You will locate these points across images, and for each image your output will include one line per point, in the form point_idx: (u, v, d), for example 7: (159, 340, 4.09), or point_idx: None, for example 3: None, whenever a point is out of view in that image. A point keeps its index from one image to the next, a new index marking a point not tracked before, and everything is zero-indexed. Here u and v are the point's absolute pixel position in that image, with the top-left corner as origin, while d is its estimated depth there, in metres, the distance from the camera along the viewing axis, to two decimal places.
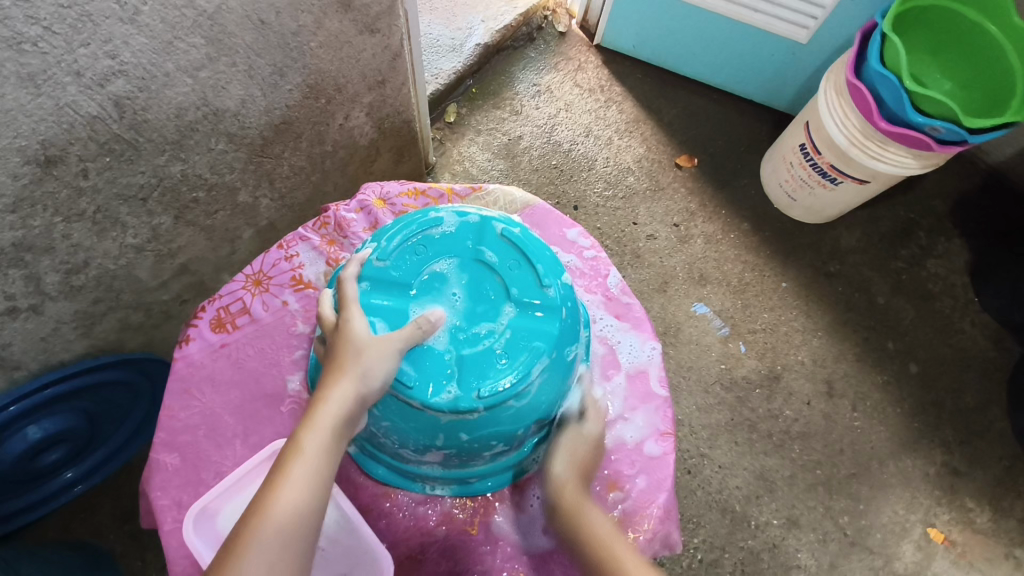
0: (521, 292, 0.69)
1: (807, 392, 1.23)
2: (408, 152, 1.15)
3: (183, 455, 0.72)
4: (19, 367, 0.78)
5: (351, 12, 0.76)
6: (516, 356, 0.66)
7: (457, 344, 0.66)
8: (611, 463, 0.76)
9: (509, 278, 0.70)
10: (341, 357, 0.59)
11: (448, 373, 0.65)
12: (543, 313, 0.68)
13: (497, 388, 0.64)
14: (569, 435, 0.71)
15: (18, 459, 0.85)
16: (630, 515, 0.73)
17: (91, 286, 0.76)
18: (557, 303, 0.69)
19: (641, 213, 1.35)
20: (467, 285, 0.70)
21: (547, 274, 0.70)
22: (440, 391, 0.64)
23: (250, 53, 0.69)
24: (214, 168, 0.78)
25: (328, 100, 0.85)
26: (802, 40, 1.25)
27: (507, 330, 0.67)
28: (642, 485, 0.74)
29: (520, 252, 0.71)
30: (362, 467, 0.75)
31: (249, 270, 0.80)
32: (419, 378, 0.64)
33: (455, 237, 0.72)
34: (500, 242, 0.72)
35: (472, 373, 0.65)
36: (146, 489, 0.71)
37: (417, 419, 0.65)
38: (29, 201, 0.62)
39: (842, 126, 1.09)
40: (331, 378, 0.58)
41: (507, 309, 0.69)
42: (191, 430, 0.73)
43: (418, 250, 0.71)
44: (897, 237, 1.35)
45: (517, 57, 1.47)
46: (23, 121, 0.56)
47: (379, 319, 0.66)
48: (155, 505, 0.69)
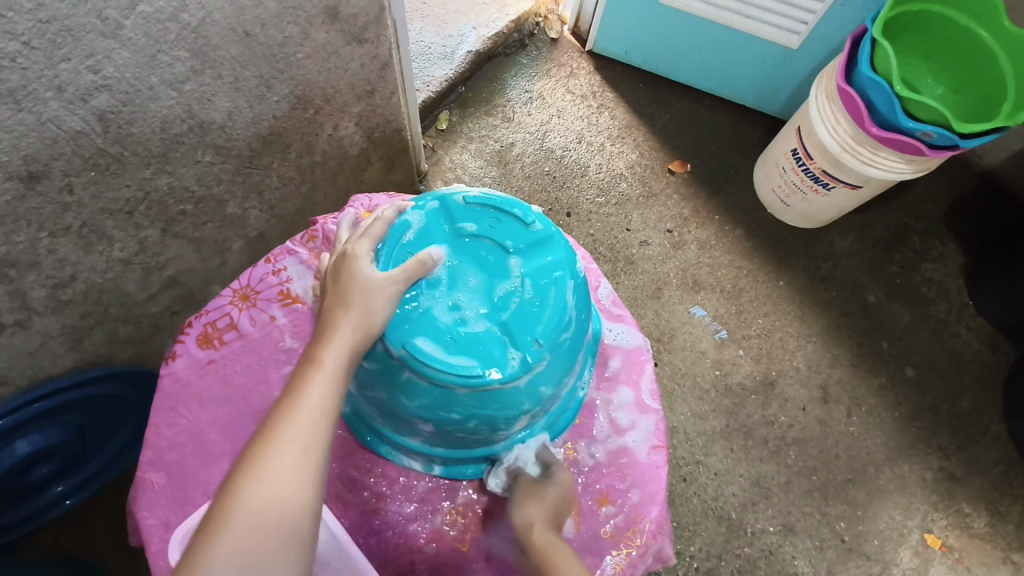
0: (518, 243, 0.69)
1: (802, 398, 1.23)
2: (399, 161, 1.15)
3: (169, 473, 0.69)
4: (6, 382, 0.78)
5: (338, 23, 0.76)
6: (546, 295, 0.67)
7: (496, 313, 0.66)
8: (602, 477, 0.74)
9: (498, 234, 0.70)
10: (350, 288, 0.59)
11: (503, 342, 0.65)
12: (542, 248, 0.69)
13: (553, 332, 0.65)
14: (528, 483, 0.69)
15: (7, 473, 0.85)
16: (621, 530, 0.71)
17: (78, 300, 0.76)
18: (548, 237, 0.70)
19: (634, 219, 1.35)
20: (467, 262, 0.68)
21: (527, 214, 0.70)
22: (508, 366, 0.63)
23: (235, 65, 0.68)
24: (202, 180, 0.77)
25: (316, 111, 0.85)
26: (792, 46, 1.25)
27: (525, 280, 0.67)
28: (635, 499, 0.73)
29: (495, 211, 0.71)
30: (455, 477, 0.74)
31: (236, 285, 0.78)
32: (483, 361, 0.63)
33: (430, 228, 0.69)
34: (470, 210, 0.70)
35: (523, 332, 0.65)
36: (132, 508, 0.68)
37: (498, 400, 0.65)
38: (13, 216, 0.61)
39: (834, 131, 1.09)
40: (342, 308, 0.58)
41: (513, 262, 0.69)
42: (178, 448, 0.70)
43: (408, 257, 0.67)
44: (890, 241, 1.35)
45: (509, 64, 1.47)
46: (5, 137, 0.55)
47: (417, 337, 0.63)
48: (140, 525, 0.66)
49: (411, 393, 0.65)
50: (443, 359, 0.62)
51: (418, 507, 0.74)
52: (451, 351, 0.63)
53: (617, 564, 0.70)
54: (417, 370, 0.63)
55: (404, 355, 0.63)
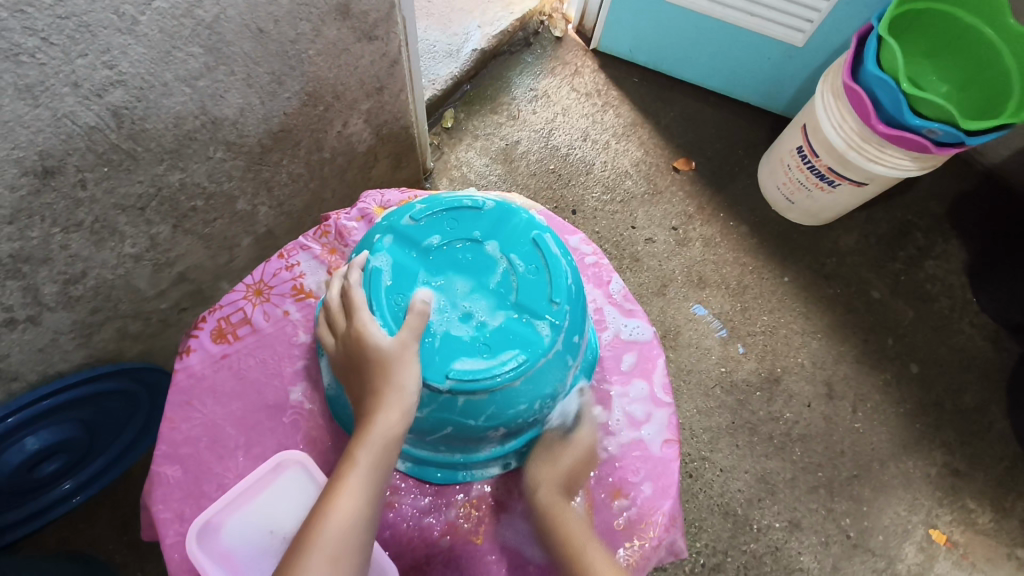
0: (483, 231, 0.66)
1: (807, 394, 1.23)
2: (406, 159, 1.15)
3: (184, 466, 0.68)
4: (17, 377, 0.78)
5: (349, 20, 0.76)
6: (534, 258, 0.65)
7: (503, 299, 0.63)
8: (615, 470, 0.71)
9: (462, 232, 0.66)
10: (377, 369, 0.57)
11: (526, 319, 0.62)
12: (508, 222, 0.67)
13: (561, 286, 0.63)
14: (547, 438, 0.69)
15: (16, 469, 0.85)
16: (633, 523, 0.68)
17: (89, 296, 0.76)
18: (505, 212, 0.67)
19: (639, 216, 1.35)
20: (452, 272, 0.64)
21: (474, 199, 0.67)
22: (544, 339, 0.61)
23: (248, 61, 0.68)
24: (213, 176, 0.78)
25: (326, 108, 0.85)
26: (798, 44, 1.25)
27: (511, 256, 0.65)
28: (647, 492, 0.69)
29: (447, 213, 0.67)
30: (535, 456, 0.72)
31: (249, 279, 0.76)
32: (522, 346, 0.61)
33: (401, 261, 0.65)
34: (423, 224, 0.66)
35: (534, 302, 0.63)
36: (146, 502, 0.67)
37: (546, 374, 0.62)
38: (27, 212, 0.61)
39: (839, 128, 1.09)
40: (374, 396, 0.56)
41: (491, 246, 0.66)
42: (192, 442, 0.69)
43: (399, 300, 0.62)
44: (894, 239, 1.36)
45: (513, 62, 1.47)
46: (21, 132, 0.55)
47: (453, 361, 0.60)
48: (155, 519, 0.65)
49: (473, 414, 0.61)
50: (491, 363, 0.59)
51: (432, 500, 0.71)
52: (492, 352, 0.60)
53: (630, 556, 0.66)
54: (473, 390, 0.59)
55: (452, 385, 0.59)
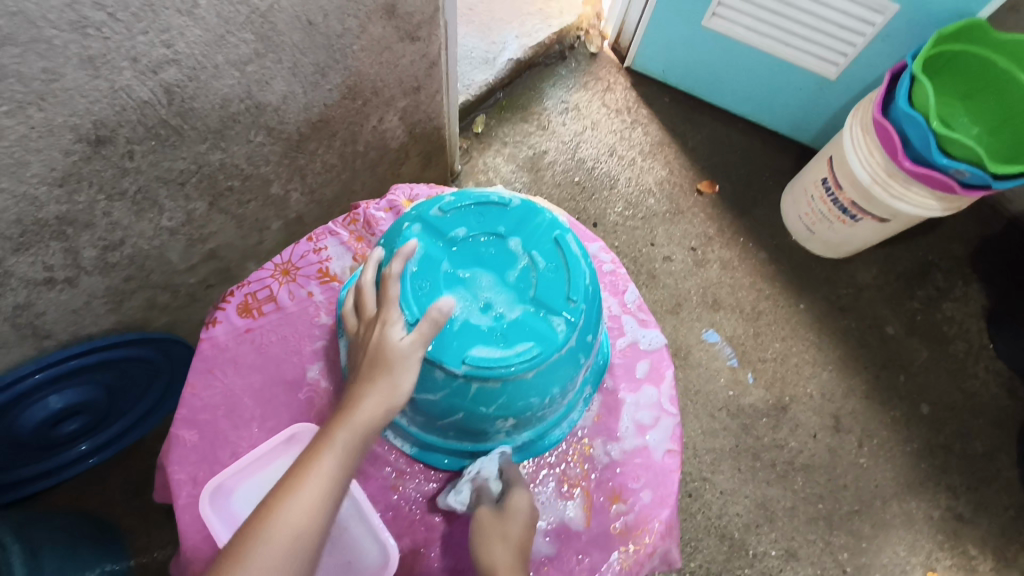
0: (507, 227, 0.67)
1: (813, 425, 1.23)
2: (435, 159, 1.18)
3: (201, 432, 0.70)
4: (49, 336, 0.81)
5: (394, 20, 0.79)
6: (555, 258, 0.65)
7: (523, 293, 0.64)
8: (615, 474, 0.70)
9: (487, 227, 0.67)
10: (379, 362, 0.57)
11: (542, 315, 0.63)
12: (532, 221, 0.67)
13: (579, 285, 0.64)
14: (481, 520, 0.60)
15: (39, 425, 0.89)
16: (629, 530, 0.67)
17: (124, 263, 0.79)
18: (529, 212, 0.68)
19: (659, 234, 1.37)
20: (475, 264, 0.65)
21: (502, 197, 0.68)
22: (558, 335, 0.62)
23: (295, 51, 0.71)
24: (251, 159, 0.81)
25: (364, 102, 0.88)
26: (830, 77, 1.26)
27: (533, 253, 0.65)
28: (646, 499, 0.68)
29: (473, 208, 0.68)
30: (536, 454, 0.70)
31: (278, 259, 0.78)
32: (538, 340, 0.61)
33: (428, 250, 0.65)
34: (451, 217, 0.67)
35: (551, 298, 0.63)
36: (163, 463, 0.69)
37: (558, 370, 0.63)
38: (76, 176, 0.64)
39: (865, 163, 1.10)
40: (367, 384, 0.56)
41: (514, 243, 0.66)
42: (211, 409, 0.71)
43: (424, 286, 0.63)
44: (913, 277, 1.35)
45: (547, 73, 1.50)
46: (79, 100, 0.58)
47: (470, 347, 0.60)
48: (170, 480, 0.67)
49: (485, 401, 0.62)
50: (507, 353, 0.60)
51: (435, 487, 0.72)
52: (507, 342, 0.61)
53: (624, 560, 0.66)
54: (486, 377, 0.60)
55: (468, 370, 0.60)
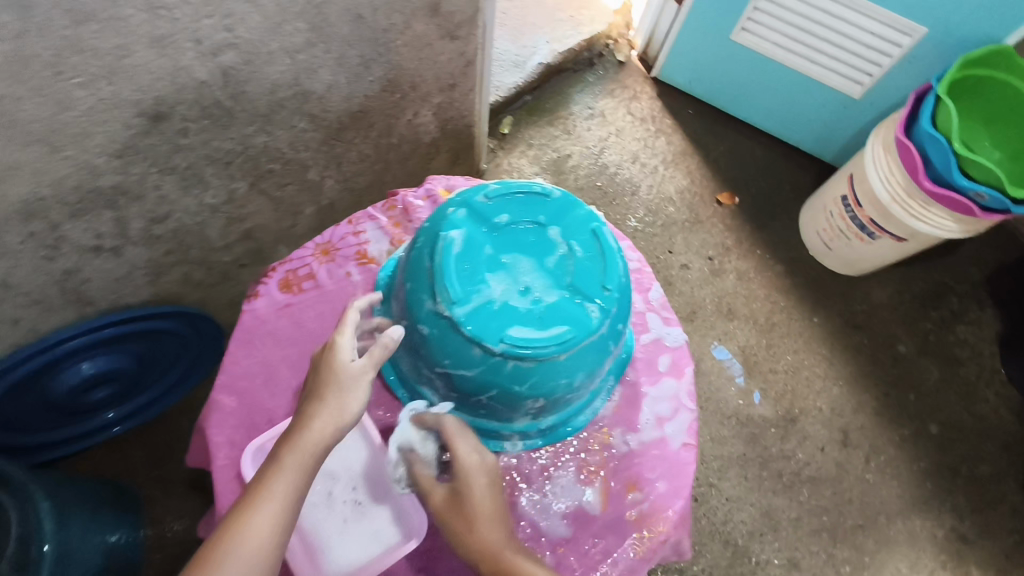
0: (549, 214, 0.62)
1: (822, 438, 1.24)
2: (463, 156, 1.21)
3: (240, 398, 0.71)
4: (90, 304, 0.84)
5: (437, 18, 0.82)
6: (592, 246, 0.61)
7: (560, 279, 0.59)
8: (632, 463, 0.71)
9: (528, 213, 0.62)
10: (322, 391, 0.58)
11: (578, 300, 0.58)
12: (574, 209, 0.62)
13: (617, 273, 0.60)
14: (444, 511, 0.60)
15: (70, 390, 0.93)
16: (643, 518, 0.68)
17: (167, 237, 0.82)
18: (573, 199, 0.63)
19: (678, 242, 1.39)
20: (514, 249, 0.60)
21: (545, 186, 0.63)
22: (592, 321, 0.58)
23: (344, 43, 0.74)
24: (293, 144, 0.84)
25: (402, 96, 0.91)
26: (854, 96, 1.28)
27: (572, 243, 0.61)
28: (662, 490, 0.70)
29: (514, 192, 0.62)
30: (556, 440, 0.70)
31: (318, 239, 0.79)
32: (576, 326, 0.57)
33: (470, 235, 0.59)
34: (493, 202, 0.61)
35: (589, 283, 0.59)
36: (202, 425, 0.71)
37: (591, 355, 0.60)
38: (133, 149, 0.67)
39: (886, 181, 1.11)
40: (309, 413, 0.57)
41: (554, 232, 0.61)
42: (250, 377, 0.72)
43: (463, 268, 0.58)
44: (928, 299, 1.36)
45: (575, 79, 1.52)
46: (144, 76, 0.61)
47: (507, 325, 0.57)
48: (209, 441, 0.69)
49: (519, 379, 0.59)
50: (541, 335, 0.56)
51: None
52: (543, 324, 0.57)
53: (638, 547, 0.67)
54: (522, 356, 0.57)
55: (505, 349, 0.56)
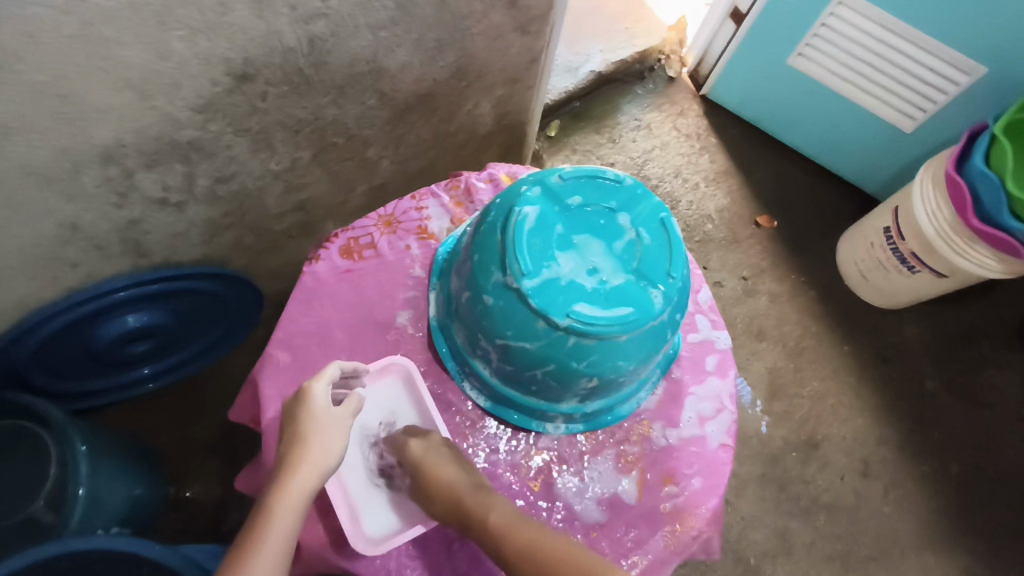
0: (620, 200, 0.63)
1: (842, 467, 1.24)
2: (512, 152, 1.23)
3: (295, 354, 0.73)
4: (147, 256, 0.87)
5: (512, 10, 0.84)
6: (660, 235, 0.62)
7: (626, 263, 0.61)
8: (670, 457, 0.72)
9: (601, 198, 0.63)
10: (302, 438, 0.61)
11: (643, 285, 0.60)
12: (645, 199, 0.64)
13: (681, 263, 0.62)
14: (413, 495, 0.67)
15: (112, 341, 0.94)
16: (677, 511, 0.69)
17: (229, 198, 0.85)
18: (644, 189, 0.64)
19: (713, 259, 1.40)
20: (584, 231, 0.62)
21: (618, 174, 0.65)
22: (655, 306, 0.59)
23: (423, 25, 0.76)
24: (359, 120, 0.86)
25: (467, 84, 0.93)
26: (906, 129, 1.28)
27: (640, 230, 0.62)
28: (697, 486, 0.71)
29: (588, 177, 0.64)
30: (598, 426, 0.72)
31: (382, 211, 0.81)
32: (639, 308, 0.58)
33: (544, 213, 0.61)
34: (567, 185, 0.63)
35: (655, 269, 0.61)
36: (256, 378, 0.73)
37: (649, 339, 0.61)
38: (215, 106, 0.69)
39: (932, 216, 1.11)
40: (293, 464, 0.59)
41: (624, 218, 0.63)
42: (306, 336, 0.74)
43: (535, 244, 0.60)
44: (961, 339, 1.35)
45: (624, 90, 1.54)
46: (239, 36, 0.63)
47: (573, 301, 0.58)
48: (261, 394, 0.71)
49: (578, 356, 0.60)
50: (606, 313, 0.57)
51: (506, 440, 0.72)
52: (608, 303, 0.58)
53: (670, 538, 0.68)
54: (585, 332, 0.58)
55: (570, 324, 0.57)
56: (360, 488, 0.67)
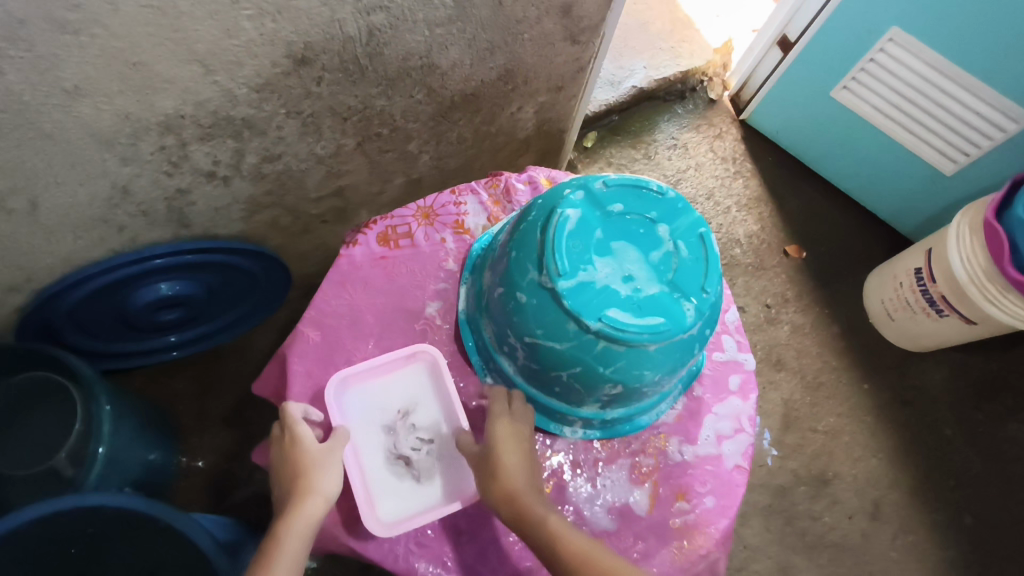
0: (660, 212, 0.64)
1: (851, 506, 1.22)
2: (548, 159, 1.24)
3: (324, 333, 0.74)
4: (187, 227, 0.89)
5: (566, 19, 0.85)
6: (697, 250, 0.63)
7: (661, 274, 0.61)
8: (685, 473, 0.72)
9: (642, 208, 0.64)
10: (302, 471, 0.61)
11: (676, 298, 0.60)
12: (686, 213, 0.64)
13: (716, 280, 0.62)
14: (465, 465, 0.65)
15: (143, 307, 0.96)
16: (687, 528, 0.69)
17: (272, 178, 0.87)
18: (684, 204, 0.65)
19: (738, 284, 1.39)
20: (623, 239, 0.62)
21: (660, 186, 0.66)
22: (687, 319, 0.60)
23: (478, 26, 0.78)
24: (405, 114, 0.88)
25: (513, 88, 0.94)
26: (946, 172, 1.26)
27: (678, 243, 0.63)
28: (709, 505, 0.71)
29: (631, 186, 0.65)
30: (615, 435, 0.73)
31: (421, 202, 0.83)
32: (671, 320, 0.59)
33: (584, 217, 0.62)
34: (610, 192, 0.64)
35: (689, 282, 0.61)
36: (285, 352, 0.74)
37: (677, 352, 0.62)
38: (271, 87, 0.71)
39: (966, 261, 1.09)
40: (296, 496, 0.60)
41: (663, 230, 0.63)
42: (337, 317, 0.75)
43: (573, 246, 0.60)
44: (985, 389, 1.33)
45: (664, 108, 1.55)
46: (304, 21, 0.65)
47: (607, 305, 0.59)
48: (289, 368, 0.72)
49: (605, 361, 0.60)
50: (638, 321, 0.58)
51: None
52: (641, 311, 0.59)
53: (677, 554, 0.68)
54: (615, 338, 0.58)
55: (602, 328, 0.58)
56: (376, 470, 0.68)
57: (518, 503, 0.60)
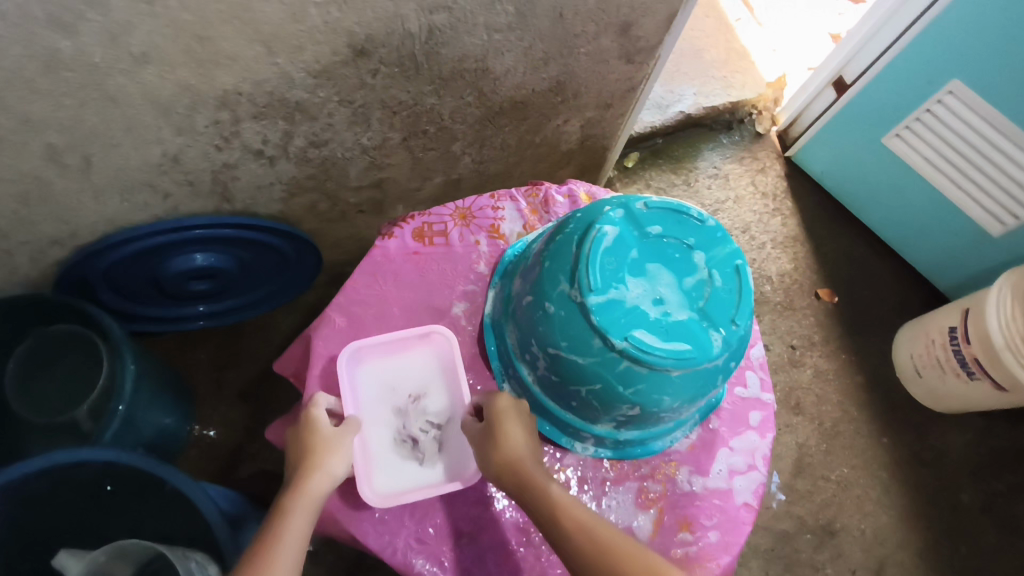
0: (699, 239, 0.64)
1: (855, 560, 1.20)
2: (588, 174, 1.24)
3: (350, 320, 0.75)
4: (229, 202, 0.91)
5: (623, 38, 0.85)
6: (731, 281, 0.62)
7: (693, 301, 0.61)
8: (691, 504, 0.71)
9: (681, 233, 0.64)
10: (312, 451, 0.62)
11: (704, 327, 0.60)
12: (724, 243, 0.64)
13: (746, 313, 0.62)
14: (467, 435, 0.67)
15: (178, 275, 0.99)
16: (688, 560, 0.68)
17: (316, 162, 0.88)
18: (724, 233, 0.65)
19: (765, 322, 1.37)
20: (658, 261, 0.62)
21: (701, 213, 0.65)
22: (713, 349, 0.59)
23: (536, 35, 0.78)
24: (454, 114, 0.88)
25: (562, 100, 0.95)
26: (992, 232, 1.22)
27: (713, 271, 0.62)
28: (713, 539, 0.69)
29: (673, 210, 0.64)
30: (626, 457, 0.72)
31: (459, 203, 0.84)
32: (697, 348, 0.59)
33: (622, 235, 0.62)
34: (650, 214, 0.64)
35: (720, 312, 0.61)
36: (310, 334, 0.75)
37: (699, 381, 0.61)
38: (328, 74, 0.73)
39: (1004, 325, 1.06)
40: (304, 475, 0.61)
41: (700, 257, 0.63)
42: (365, 305, 0.76)
43: (607, 263, 0.60)
44: (1009, 459, 1.29)
45: (709, 136, 1.54)
46: (368, 13, 0.66)
47: (634, 326, 0.58)
48: (313, 350, 0.73)
49: (626, 382, 0.60)
50: (664, 345, 0.58)
51: None
52: (668, 335, 0.58)
53: None
54: (638, 359, 0.58)
55: (626, 347, 0.58)
56: (381, 447, 0.70)
57: (521, 470, 0.62)
